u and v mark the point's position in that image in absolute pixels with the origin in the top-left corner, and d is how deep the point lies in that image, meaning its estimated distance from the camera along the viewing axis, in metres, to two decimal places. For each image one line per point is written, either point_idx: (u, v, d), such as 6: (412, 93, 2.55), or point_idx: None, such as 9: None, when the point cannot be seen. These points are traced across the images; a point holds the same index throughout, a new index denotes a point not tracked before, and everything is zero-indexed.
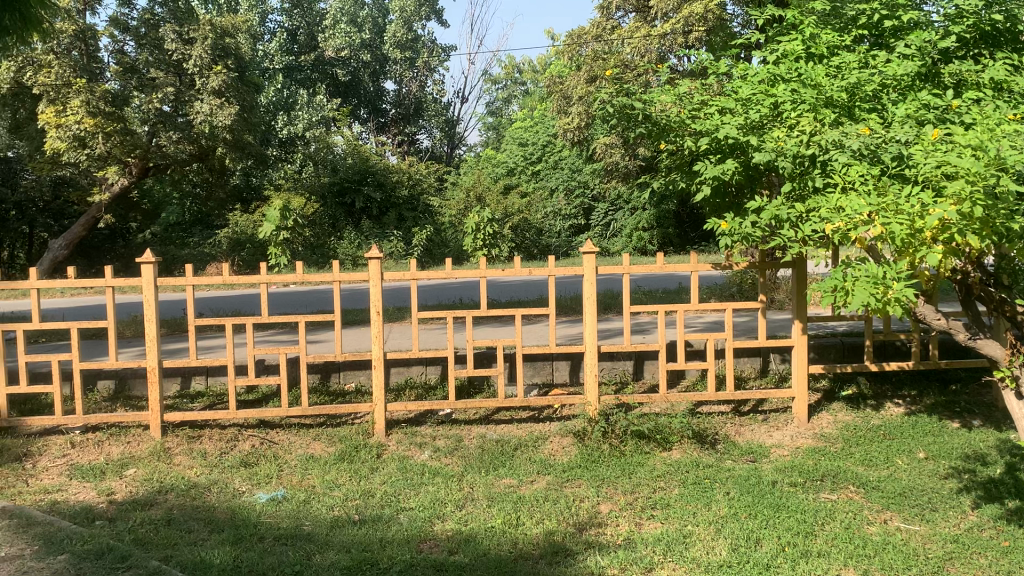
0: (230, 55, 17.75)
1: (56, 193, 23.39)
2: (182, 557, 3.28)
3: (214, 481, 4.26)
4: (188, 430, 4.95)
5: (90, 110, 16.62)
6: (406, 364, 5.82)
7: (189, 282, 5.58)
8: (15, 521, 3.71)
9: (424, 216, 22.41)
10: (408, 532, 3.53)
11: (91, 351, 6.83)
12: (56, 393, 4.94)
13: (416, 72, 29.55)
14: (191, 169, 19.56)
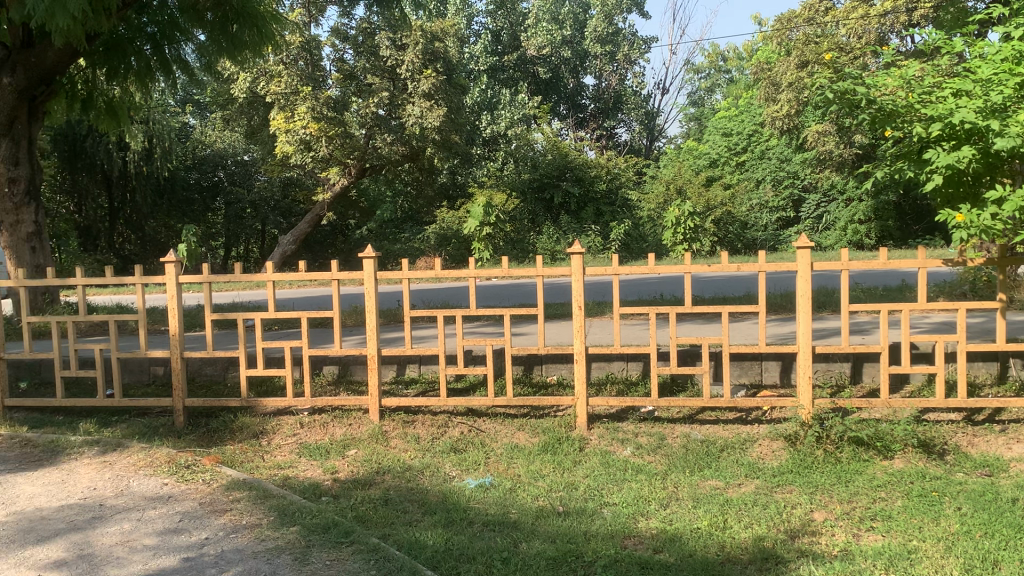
0: (439, 58, 18.46)
1: (285, 192, 25.52)
2: (400, 537, 3.46)
3: (427, 465, 4.47)
4: (403, 415, 5.23)
5: (314, 116, 18.01)
6: (608, 359, 5.85)
7: (404, 275, 5.88)
8: (254, 492, 4.09)
9: (623, 210, 22.33)
10: (612, 528, 3.53)
11: (317, 339, 7.39)
12: (287, 377, 5.37)
13: (617, 65, 29.49)
14: (403, 169, 20.66)
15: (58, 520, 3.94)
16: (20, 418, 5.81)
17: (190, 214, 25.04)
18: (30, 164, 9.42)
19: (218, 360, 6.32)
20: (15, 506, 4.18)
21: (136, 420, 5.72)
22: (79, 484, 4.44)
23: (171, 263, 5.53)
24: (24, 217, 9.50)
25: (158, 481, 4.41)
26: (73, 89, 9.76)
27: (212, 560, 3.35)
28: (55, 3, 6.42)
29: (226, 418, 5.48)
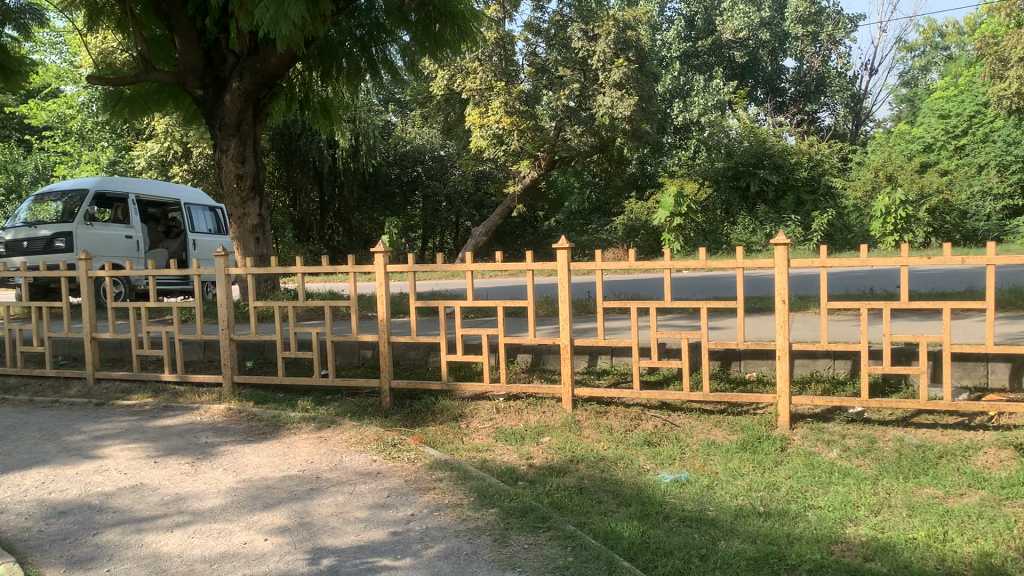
0: (632, 47, 18.24)
1: (478, 185, 26.32)
2: (596, 526, 3.48)
3: (620, 456, 4.47)
4: (596, 406, 5.25)
5: (507, 110, 18.47)
6: (812, 356, 5.60)
7: (598, 266, 5.89)
8: (455, 473, 4.25)
9: (826, 199, 21.07)
10: (818, 532, 3.37)
11: (513, 328, 7.58)
12: (483, 364, 5.53)
13: (819, 47, 28.05)
14: (593, 160, 20.70)
15: (280, 489, 4.28)
16: (247, 393, 6.36)
17: (391, 207, 26.51)
18: (255, 161, 10.23)
19: (419, 345, 6.63)
20: (244, 473, 4.59)
21: (346, 400, 6.11)
22: (298, 457, 4.81)
23: (379, 253, 5.84)
24: (249, 210, 10.26)
25: (368, 457, 4.69)
26: (291, 92, 10.54)
27: (418, 536, 3.52)
28: (278, 11, 6.96)
29: (428, 401, 5.74)
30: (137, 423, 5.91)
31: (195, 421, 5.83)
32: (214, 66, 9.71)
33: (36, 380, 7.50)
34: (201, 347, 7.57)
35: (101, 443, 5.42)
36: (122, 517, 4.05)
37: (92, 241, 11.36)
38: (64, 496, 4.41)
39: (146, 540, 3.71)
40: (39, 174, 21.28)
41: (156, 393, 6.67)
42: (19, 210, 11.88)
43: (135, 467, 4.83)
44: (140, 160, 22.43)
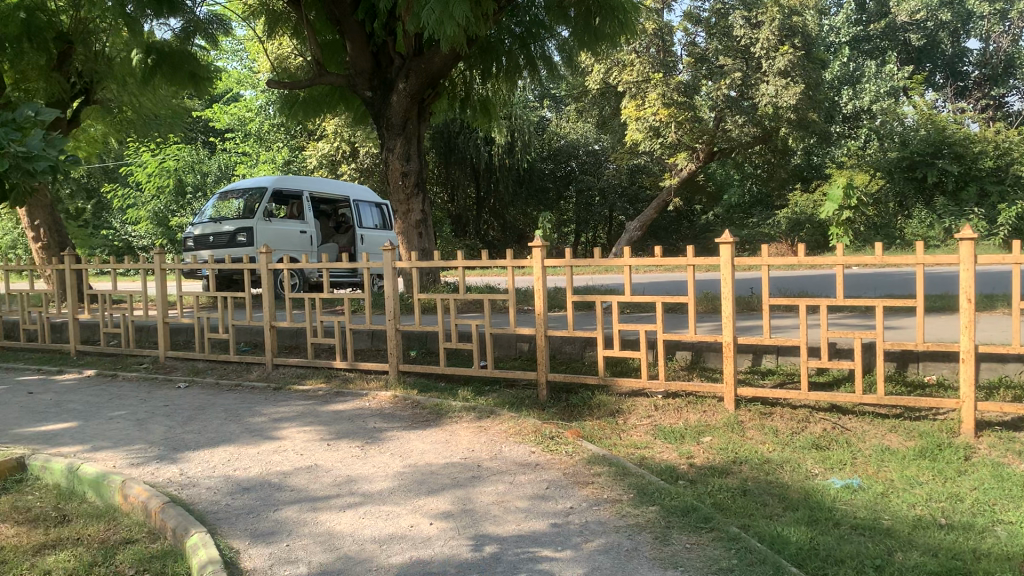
0: (798, 33, 17.50)
1: (633, 178, 26.11)
2: (760, 529, 3.38)
3: (787, 459, 4.32)
4: (760, 406, 5.10)
5: (665, 101, 18.29)
6: (1001, 360, 5.21)
7: (764, 261, 5.70)
8: (614, 469, 4.24)
9: (1014, 190, 19.42)
10: (1008, 548, 3.14)
11: (673, 324, 7.49)
12: (641, 359, 5.48)
13: (1009, 25, 25.92)
14: (755, 152, 20.01)
15: (443, 475, 4.42)
16: (411, 382, 6.60)
17: (545, 202, 26.78)
18: (420, 160, 10.53)
19: (576, 339, 6.64)
20: (409, 459, 4.76)
21: (505, 391, 6.22)
22: (461, 445, 4.95)
23: (537, 247, 5.89)
24: (414, 206, 10.49)
25: (527, 449, 4.76)
26: (453, 90, 10.91)
27: (577, 529, 3.54)
28: (443, 12, 7.15)
29: (585, 395, 5.76)
30: (311, 407, 6.26)
31: (364, 406, 6.11)
32: (382, 68, 10.13)
33: (222, 364, 8.09)
34: (369, 337, 7.94)
35: (279, 424, 5.79)
36: (298, 496, 4.31)
37: (271, 236, 12.11)
38: (247, 473, 4.74)
39: (321, 518, 3.93)
40: (222, 173, 22.91)
41: (327, 379, 7.04)
42: (207, 207, 12.90)
43: (310, 449, 5.12)
44: (311, 159, 23.74)
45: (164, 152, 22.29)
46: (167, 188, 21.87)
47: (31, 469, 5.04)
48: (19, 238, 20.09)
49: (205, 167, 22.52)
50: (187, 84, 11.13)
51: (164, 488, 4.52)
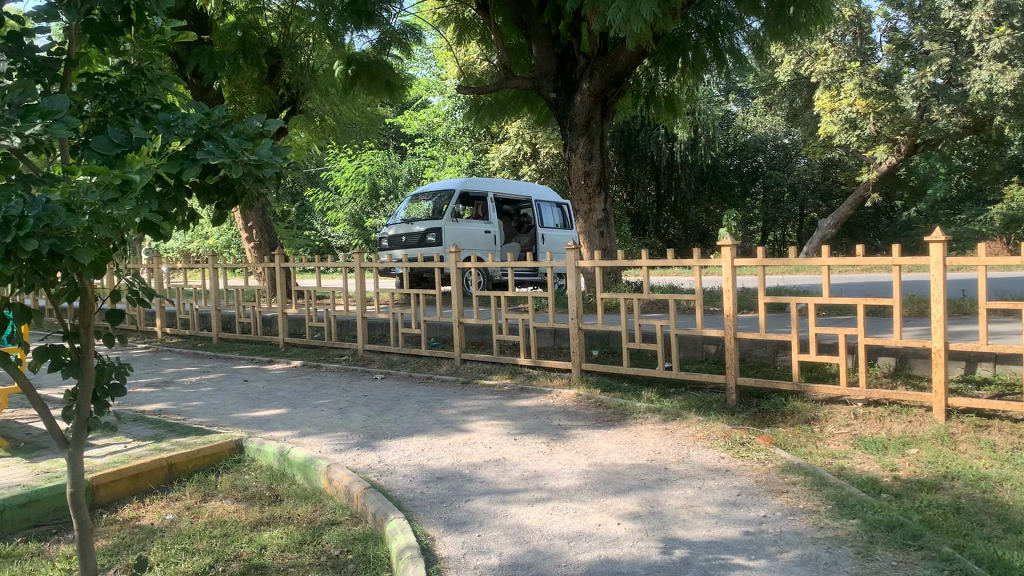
0: (1017, 12, 16.11)
1: (826, 174, 24.94)
2: (978, 551, 3.12)
3: (1007, 477, 3.96)
4: (974, 419, 4.71)
5: (863, 92, 17.31)
6: None
7: (979, 261, 5.25)
8: (810, 478, 4.06)
9: None
10: None
11: (873, 327, 7.09)
12: (841, 365, 5.18)
13: None
14: (965, 142, 18.38)
15: (630, 476, 4.40)
16: (594, 380, 6.62)
17: (730, 199, 26.12)
18: (602, 158, 10.51)
19: (767, 343, 6.41)
20: (595, 457, 4.78)
21: (691, 393, 6.10)
22: (647, 446, 4.91)
23: (727, 246, 5.74)
24: (596, 206, 10.51)
25: (716, 454, 4.66)
26: (637, 87, 10.87)
27: (771, 538, 3.42)
28: (630, 10, 7.10)
29: (777, 401, 5.54)
30: (498, 402, 6.42)
31: (549, 403, 6.19)
32: (567, 69, 10.22)
33: (413, 358, 8.46)
34: (553, 334, 8.03)
35: (468, 417, 5.98)
36: (489, 488, 4.44)
37: (459, 235, 12.52)
38: (440, 463, 4.93)
39: (510, 511, 4.02)
40: (412, 176, 23.91)
41: (513, 375, 7.20)
42: (399, 209, 13.54)
43: (498, 442, 5.26)
44: (495, 160, 24.39)
45: (359, 158, 23.58)
46: (363, 191, 23.24)
47: (247, 451, 5.49)
48: (234, 238, 21.95)
49: (396, 170, 23.49)
50: (383, 93, 11.62)
51: (365, 473, 4.79)
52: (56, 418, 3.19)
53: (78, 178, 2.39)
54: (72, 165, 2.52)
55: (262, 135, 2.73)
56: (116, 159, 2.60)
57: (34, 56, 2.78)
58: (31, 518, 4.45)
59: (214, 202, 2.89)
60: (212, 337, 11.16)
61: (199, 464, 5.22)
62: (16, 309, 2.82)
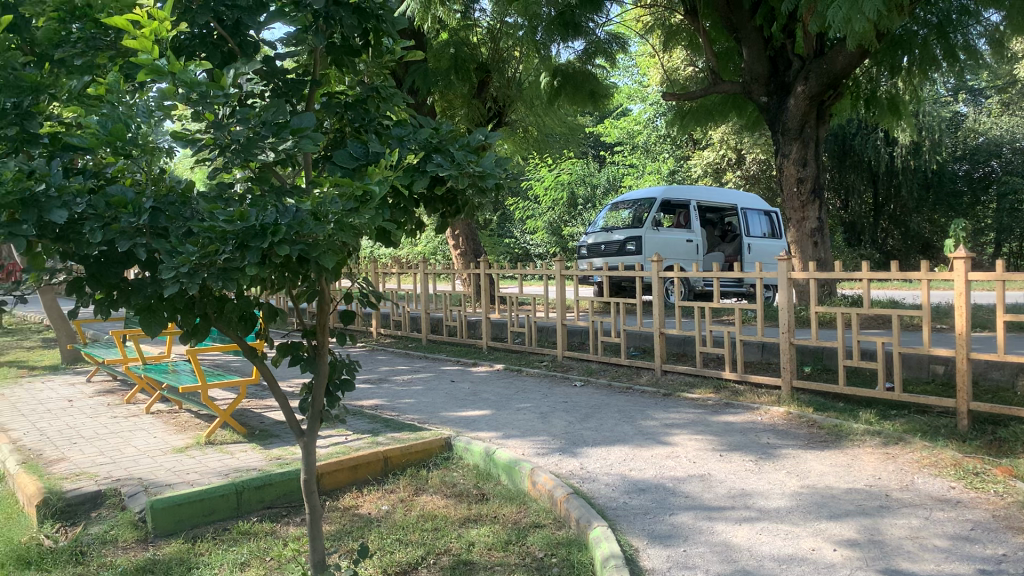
0: None
1: None
2: None
3: None
4: None
5: None
6: None
7: None
8: None
9: None
10: None
11: None
12: None
13: None
14: None
15: (847, 501, 4.17)
16: (806, 399, 6.32)
17: (957, 208, 24.05)
18: (818, 164, 10.00)
19: (1006, 365, 5.85)
20: (808, 479, 4.56)
21: (914, 416, 5.68)
22: (865, 471, 4.63)
23: (960, 258, 5.29)
24: (809, 213, 10.03)
25: (945, 483, 4.31)
26: (857, 89, 10.30)
27: None
28: (852, 8, 6.76)
29: (1017, 429, 5.04)
30: (702, 415, 6.29)
31: (756, 421, 5.98)
32: (780, 72, 9.80)
33: (613, 367, 8.46)
34: (760, 348, 7.76)
35: (672, 430, 5.90)
36: (693, 503, 4.35)
37: (660, 244, 12.43)
38: (644, 474, 4.89)
39: (716, 528, 3.93)
40: (611, 185, 23.96)
41: (717, 390, 7.01)
42: (599, 218, 13.63)
43: (703, 458, 5.14)
44: (697, 168, 24.00)
45: (559, 167, 23.96)
46: (562, 201, 23.61)
47: (455, 449, 5.70)
48: (440, 245, 22.98)
49: (595, 179, 23.69)
50: (586, 103, 11.72)
51: (569, 479, 4.85)
52: (293, 408, 3.47)
53: (323, 190, 2.62)
54: (318, 178, 2.77)
55: (485, 147, 2.85)
56: (355, 172, 2.81)
57: (283, 75, 3.04)
58: (265, 499, 4.87)
59: (438, 212, 3.06)
60: (421, 339, 11.72)
61: (412, 459, 5.50)
62: (264, 308, 3.12)
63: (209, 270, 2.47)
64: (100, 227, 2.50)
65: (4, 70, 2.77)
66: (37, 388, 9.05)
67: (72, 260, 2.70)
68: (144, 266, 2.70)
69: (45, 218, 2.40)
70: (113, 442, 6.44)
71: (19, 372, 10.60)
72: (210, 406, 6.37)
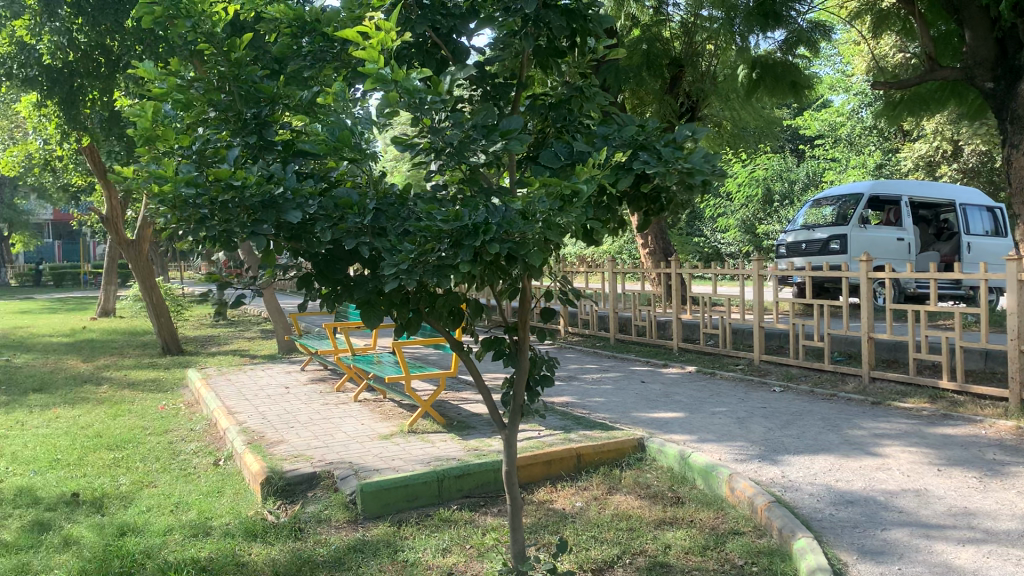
0: None
1: None
2: None
3: None
4: None
5: None
6: None
7: None
8: None
9: None
10: None
11: None
12: None
13: None
14: None
15: None
16: None
17: None
18: None
19: None
20: None
21: None
22: None
23: None
24: None
25: None
26: None
27: None
28: None
29: None
30: (916, 426, 5.87)
31: (979, 435, 5.51)
32: (1008, 55, 8.96)
33: (815, 372, 8.08)
34: (983, 355, 7.14)
35: (882, 441, 5.55)
36: (909, 519, 4.07)
37: (868, 243, 11.74)
38: (851, 486, 4.64)
39: (936, 548, 3.66)
40: (810, 180, 22.90)
41: (933, 400, 6.53)
42: (799, 215, 13.08)
43: (918, 472, 4.80)
44: (907, 161, 22.45)
45: (754, 163, 23.21)
46: (756, 197, 22.94)
47: (649, 450, 5.63)
48: (628, 245, 22.88)
49: (793, 174, 22.76)
50: (787, 94, 10.92)
51: (769, 487, 4.68)
52: (496, 402, 3.57)
53: (533, 190, 2.68)
54: (526, 178, 2.83)
55: (691, 143, 2.79)
56: (561, 171, 2.85)
57: (492, 79, 3.21)
58: (464, 488, 5.04)
59: (641, 210, 3.03)
60: (610, 338, 11.70)
61: (605, 458, 5.50)
62: (471, 304, 3.22)
63: (425, 268, 2.59)
64: (328, 227, 2.69)
65: (245, 83, 3.05)
66: (258, 375, 9.85)
67: (301, 258, 2.92)
68: (364, 264, 2.87)
69: (282, 218, 2.61)
70: (325, 427, 6.89)
71: (243, 359, 11.59)
72: (413, 396, 6.67)
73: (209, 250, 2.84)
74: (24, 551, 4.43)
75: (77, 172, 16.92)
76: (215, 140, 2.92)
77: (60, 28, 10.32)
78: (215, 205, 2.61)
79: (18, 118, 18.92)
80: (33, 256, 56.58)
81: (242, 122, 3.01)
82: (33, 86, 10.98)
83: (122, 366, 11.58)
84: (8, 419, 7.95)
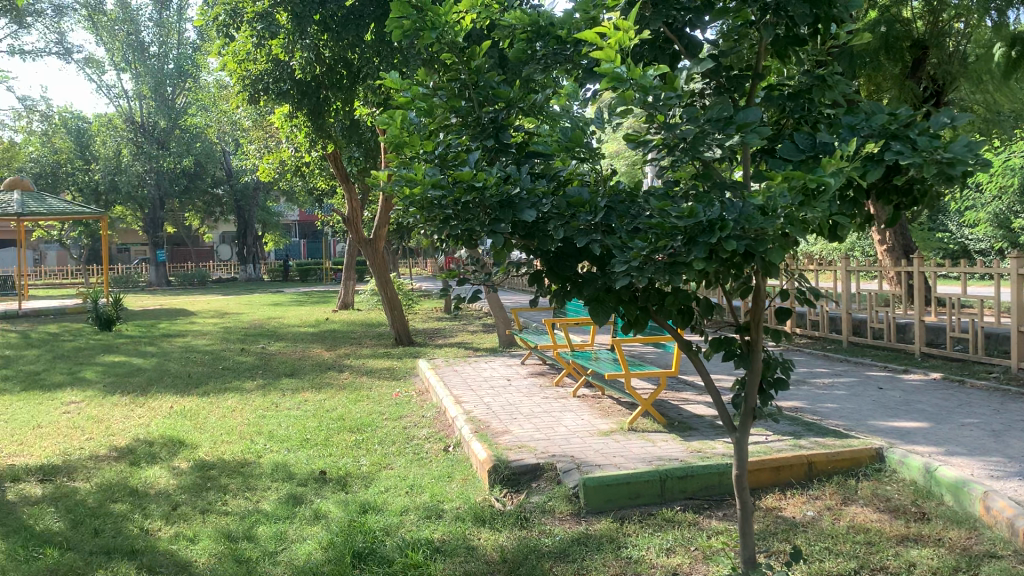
0: None
1: None
2: None
3: None
4: None
5: None
6: None
7: None
8: None
9: None
10: None
11: None
12: None
13: None
14: None
15: None
16: None
17: None
18: None
19: None
20: None
21: None
22: None
23: None
24: None
25: None
26: None
27: None
28: None
29: None
30: None
31: None
32: None
33: None
34: None
35: None
36: None
37: None
38: None
39: None
40: None
41: None
42: None
43: None
44: None
45: None
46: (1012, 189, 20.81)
47: (888, 461, 5.27)
48: (861, 242, 21.49)
49: None
50: None
51: None
52: (725, 403, 3.49)
53: (773, 183, 2.60)
54: (764, 172, 2.74)
55: (949, 131, 2.58)
56: (802, 165, 2.74)
57: (726, 71, 3.14)
58: (687, 490, 4.97)
59: (891, 203, 2.85)
60: (842, 341, 11.03)
61: (840, 467, 5.22)
62: (701, 302, 3.17)
63: (657, 265, 2.58)
64: (562, 225, 2.77)
65: (483, 89, 3.18)
66: (481, 367, 10.23)
67: (533, 255, 3.01)
68: (594, 261, 2.91)
69: (518, 217, 2.70)
70: (547, 420, 7.04)
71: (468, 352, 12.09)
72: (634, 395, 6.65)
73: (450, 249, 3.00)
74: (281, 521, 4.90)
75: (321, 177, 18.44)
76: (456, 144, 3.08)
77: (309, 45, 11.18)
78: (458, 205, 2.77)
79: (271, 128, 20.89)
80: (283, 254, 62.13)
81: (480, 126, 3.14)
82: (285, 99, 12.05)
83: (360, 355, 12.49)
84: (264, 401, 8.83)
